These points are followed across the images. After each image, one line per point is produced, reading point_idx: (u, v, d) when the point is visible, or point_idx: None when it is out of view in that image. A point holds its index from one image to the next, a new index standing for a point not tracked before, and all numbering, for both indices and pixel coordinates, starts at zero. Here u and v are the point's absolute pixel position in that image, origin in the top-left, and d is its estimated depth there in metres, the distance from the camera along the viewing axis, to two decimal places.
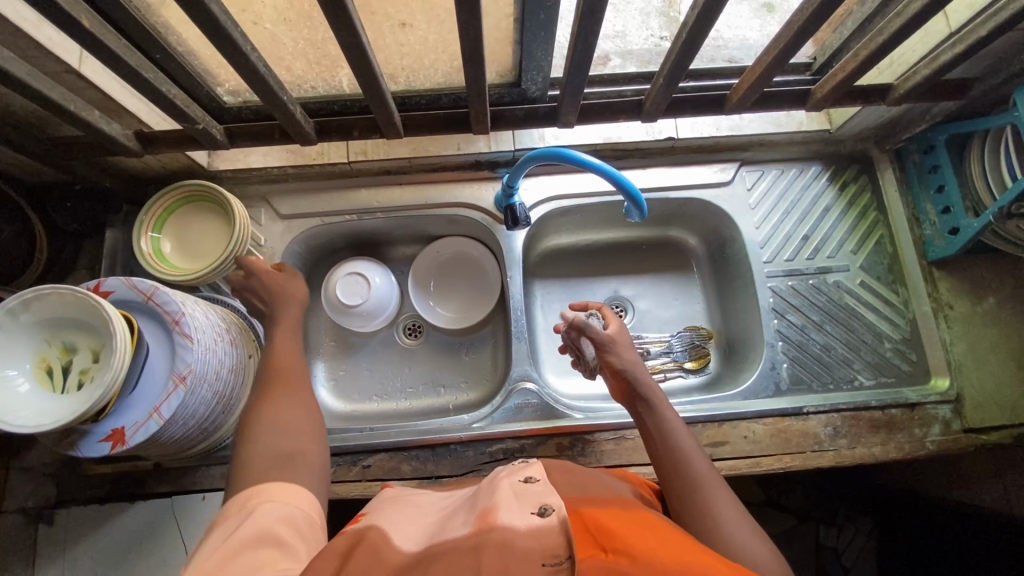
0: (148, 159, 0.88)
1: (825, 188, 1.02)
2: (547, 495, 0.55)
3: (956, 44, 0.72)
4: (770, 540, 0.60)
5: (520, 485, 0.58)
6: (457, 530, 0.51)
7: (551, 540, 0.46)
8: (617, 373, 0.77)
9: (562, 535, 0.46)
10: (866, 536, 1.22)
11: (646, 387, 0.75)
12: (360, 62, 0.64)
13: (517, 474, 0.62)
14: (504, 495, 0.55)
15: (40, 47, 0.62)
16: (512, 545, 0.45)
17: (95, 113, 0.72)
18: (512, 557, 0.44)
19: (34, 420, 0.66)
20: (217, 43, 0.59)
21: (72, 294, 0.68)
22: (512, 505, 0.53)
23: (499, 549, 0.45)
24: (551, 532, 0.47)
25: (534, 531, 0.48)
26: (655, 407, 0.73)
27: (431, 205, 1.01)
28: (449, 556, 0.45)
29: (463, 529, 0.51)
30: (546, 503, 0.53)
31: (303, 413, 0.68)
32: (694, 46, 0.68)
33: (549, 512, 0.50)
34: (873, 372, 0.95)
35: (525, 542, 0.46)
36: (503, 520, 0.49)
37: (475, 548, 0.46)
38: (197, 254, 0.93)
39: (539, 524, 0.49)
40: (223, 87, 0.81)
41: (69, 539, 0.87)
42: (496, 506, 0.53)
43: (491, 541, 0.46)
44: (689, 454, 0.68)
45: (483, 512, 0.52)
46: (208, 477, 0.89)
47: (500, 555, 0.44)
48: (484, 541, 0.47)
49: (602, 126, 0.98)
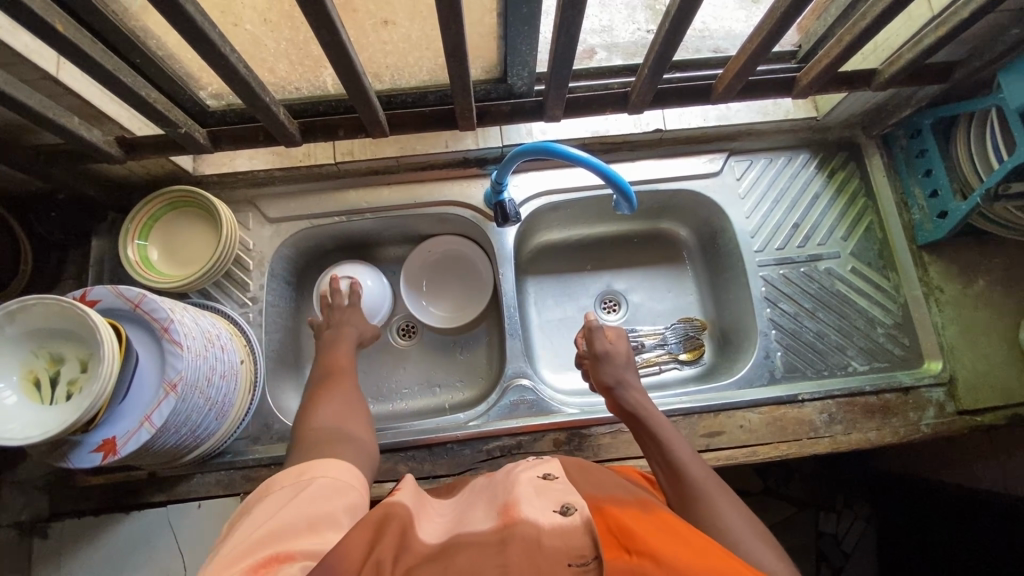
0: (132, 165, 0.87)
1: (814, 176, 1.02)
2: (568, 493, 0.54)
3: (938, 27, 0.72)
4: (777, 545, 0.60)
5: (538, 482, 0.57)
6: (480, 525, 0.50)
7: (576, 540, 0.45)
8: (609, 387, 0.82)
9: (587, 535, 0.46)
10: (864, 522, 1.21)
11: (637, 401, 0.80)
12: (342, 60, 0.64)
13: (532, 470, 0.61)
14: (524, 491, 0.54)
15: (17, 55, 0.61)
16: (538, 544, 0.45)
17: (75, 120, 0.71)
18: (537, 556, 0.43)
19: (23, 432, 0.65)
20: (195, 45, 0.58)
21: (58, 304, 0.67)
22: (535, 502, 0.52)
23: (527, 547, 0.44)
24: (576, 531, 0.46)
25: (558, 529, 0.47)
26: (647, 418, 0.77)
27: (421, 204, 1.01)
28: (477, 550, 0.45)
29: (485, 523, 0.50)
30: (568, 501, 0.52)
31: (349, 410, 0.75)
32: (677, 36, 0.68)
33: (572, 511, 0.49)
34: (867, 358, 0.95)
35: (550, 540, 0.45)
36: (527, 517, 0.48)
37: (502, 544, 0.45)
38: (186, 260, 0.92)
39: (563, 522, 0.48)
40: (205, 91, 0.80)
41: (63, 553, 0.85)
42: (518, 503, 0.52)
43: (517, 538, 0.46)
44: (684, 459, 0.71)
45: (505, 508, 0.52)
46: (203, 485, 0.88)
47: (527, 553, 0.44)
48: (510, 537, 0.46)
49: (589, 120, 0.97)
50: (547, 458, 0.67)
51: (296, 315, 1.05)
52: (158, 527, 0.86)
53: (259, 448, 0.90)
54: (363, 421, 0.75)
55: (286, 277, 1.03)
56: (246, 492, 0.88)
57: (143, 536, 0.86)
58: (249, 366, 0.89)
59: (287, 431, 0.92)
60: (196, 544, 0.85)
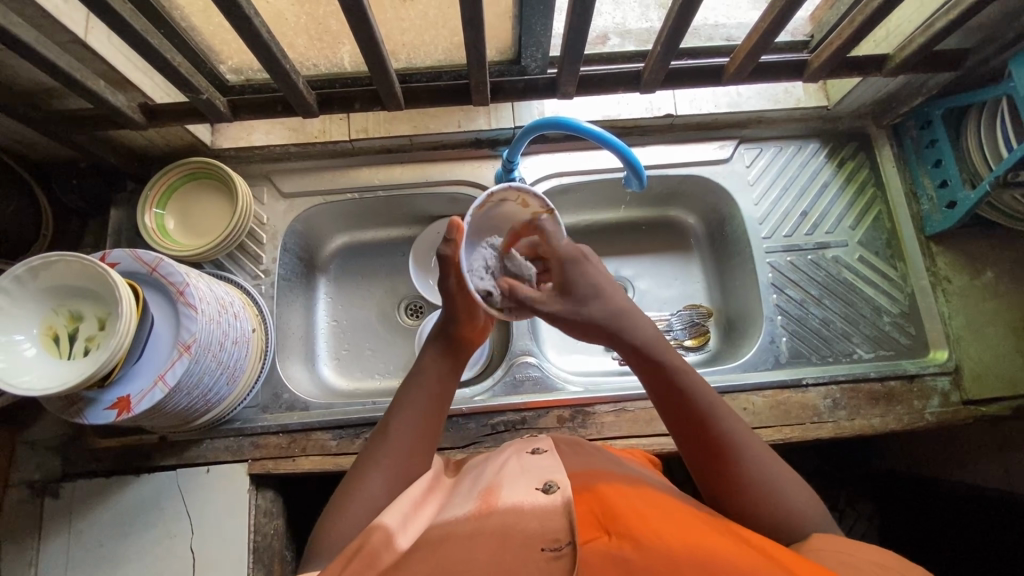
0: (151, 134, 0.89)
1: (823, 165, 1.03)
2: (553, 470, 0.55)
3: (950, 10, 0.72)
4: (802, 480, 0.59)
5: (526, 457, 0.59)
6: (460, 508, 0.52)
7: (554, 522, 0.47)
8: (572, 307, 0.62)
9: (564, 517, 0.47)
10: (868, 520, 1.19)
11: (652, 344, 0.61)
12: (361, 27, 0.65)
13: (523, 446, 0.63)
14: (509, 470, 0.56)
15: (47, 14, 0.63)
16: (513, 530, 0.47)
17: (100, 83, 0.73)
18: (510, 545, 0.45)
19: (41, 383, 0.67)
20: (221, 6, 0.59)
21: (79, 262, 0.69)
22: (517, 480, 0.54)
23: (500, 536, 0.46)
24: (555, 513, 0.48)
25: (538, 510, 0.49)
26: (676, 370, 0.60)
27: (432, 183, 1.02)
28: (458, 541, 0.46)
29: (466, 506, 0.52)
30: (551, 479, 0.53)
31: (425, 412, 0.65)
32: (689, 13, 0.68)
33: (553, 489, 0.51)
34: (872, 345, 0.95)
35: (527, 524, 0.47)
36: (505, 502, 0.50)
37: (476, 534, 0.47)
38: (199, 230, 0.94)
39: (542, 502, 0.50)
40: (226, 65, 0.82)
41: (76, 511, 0.87)
42: (501, 483, 0.54)
43: (491, 528, 0.47)
44: (717, 413, 0.59)
45: (487, 490, 0.53)
46: (212, 450, 0.90)
47: (500, 542, 0.46)
48: (485, 527, 0.48)
49: (602, 104, 0.99)
50: (539, 434, 0.69)
51: (307, 290, 1.07)
52: (167, 489, 0.87)
53: (268, 416, 0.92)
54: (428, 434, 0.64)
55: (298, 253, 1.04)
56: (253, 458, 0.89)
57: (151, 498, 0.87)
58: (261, 334, 0.91)
59: (295, 401, 0.94)
60: (203, 507, 0.87)
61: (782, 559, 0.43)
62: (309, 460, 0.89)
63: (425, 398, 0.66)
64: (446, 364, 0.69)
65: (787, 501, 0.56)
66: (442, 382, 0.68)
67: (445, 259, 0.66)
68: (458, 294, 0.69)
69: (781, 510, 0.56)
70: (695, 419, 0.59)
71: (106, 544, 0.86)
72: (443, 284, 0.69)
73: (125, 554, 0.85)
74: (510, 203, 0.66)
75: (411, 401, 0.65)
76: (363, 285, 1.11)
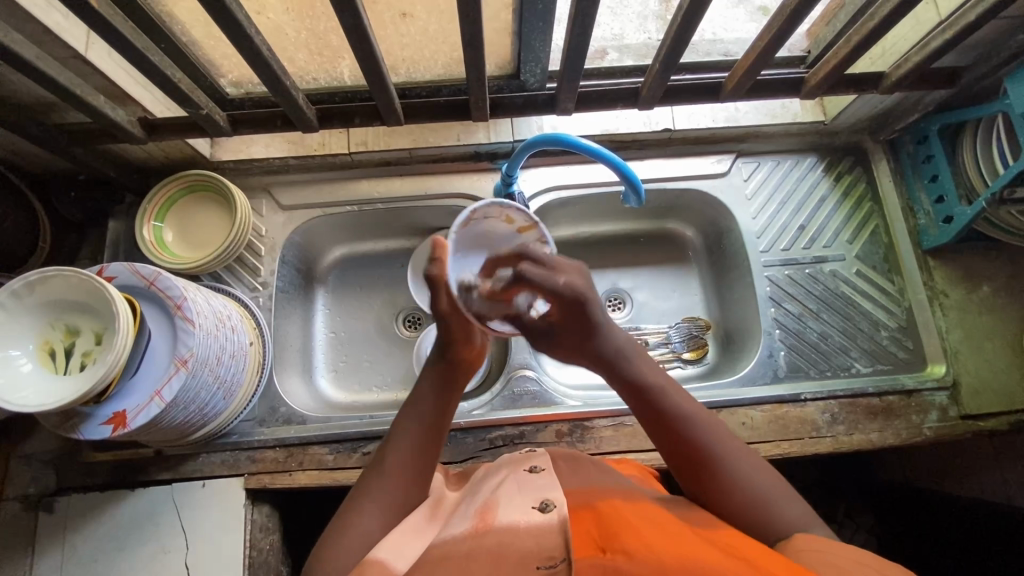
0: (151, 147, 0.90)
1: (820, 179, 1.03)
2: (549, 488, 0.55)
3: (945, 30, 0.73)
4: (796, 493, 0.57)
5: (523, 475, 0.59)
6: (456, 527, 0.52)
7: (549, 541, 0.47)
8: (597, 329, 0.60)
9: (560, 536, 0.47)
10: (867, 533, 1.13)
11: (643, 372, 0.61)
12: (362, 45, 0.66)
13: (521, 464, 0.63)
14: (506, 489, 0.56)
15: (48, 31, 0.64)
16: (508, 550, 0.46)
17: (100, 99, 0.73)
18: (505, 563, 0.45)
19: (37, 399, 0.66)
20: (223, 25, 0.60)
21: (77, 276, 0.69)
22: (514, 499, 0.53)
23: (495, 555, 0.46)
24: (549, 532, 0.48)
25: (533, 530, 0.48)
26: (653, 387, 0.60)
27: (431, 196, 1.02)
28: (450, 561, 0.46)
29: (461, 525, 0.52)
30: (547, 497, 0.53)
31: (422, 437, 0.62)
32: (687, 33, 0.69)
33: (550, 508, 0.51)
34: (870, 360, 0.95)
35: (522, 543, 0.47)
36: (501, 521, 0.50)
37: (471, 554, 0.46)
38: (197, 243, 0.94)
39: (538, 521, 0.49)
40: (225, 79, 0.82)
41: (70, 526, 0.86)
42: (496, 502, 0.53)
43: (487, 547, 0.47)
44: (697, 424, 0.59)
45: (482, 510, 0.53)
46: (208, 464, 0.89)
47: (495, 562, 0.45)
48: (480, 547, 0.47)
49: (601, 118, 1.00)
50: (537, 450, 0.68)
51: (305, 302, 1.07)
52: (163, 502, 0.86)
53: (265, 430, 0.92)
54: (427, 455, 0.62)
55: (296, 264, 1.04)
56: (250, 473, 0.88)
57: (147, 512, 0.86)
58: (258, 347, 0.91)
59: (293, 414, 0.94)
60: (199, 522, 0.86)
61: (776, 566, 0.43)
62: (306, 475, 0.88)
63: (419, 427, 0.63)
64: (438, 390, 0.66)
65: (773, 507, 0.55)
66: (435, 408, 0.65)
67: (432, 279, 0.61)
68: (451, 316, 0.64)
69: (772, 520, 0.55)
70: (676, 431, 0.58)
71: (99, 559, 0.85)
72: (435, 306, 0.64)
73: (119, 570, 0.85)
74: (493, 221, 0.59)
75: (405, 434, 0.63)
76: (361, 297, 1.11)
